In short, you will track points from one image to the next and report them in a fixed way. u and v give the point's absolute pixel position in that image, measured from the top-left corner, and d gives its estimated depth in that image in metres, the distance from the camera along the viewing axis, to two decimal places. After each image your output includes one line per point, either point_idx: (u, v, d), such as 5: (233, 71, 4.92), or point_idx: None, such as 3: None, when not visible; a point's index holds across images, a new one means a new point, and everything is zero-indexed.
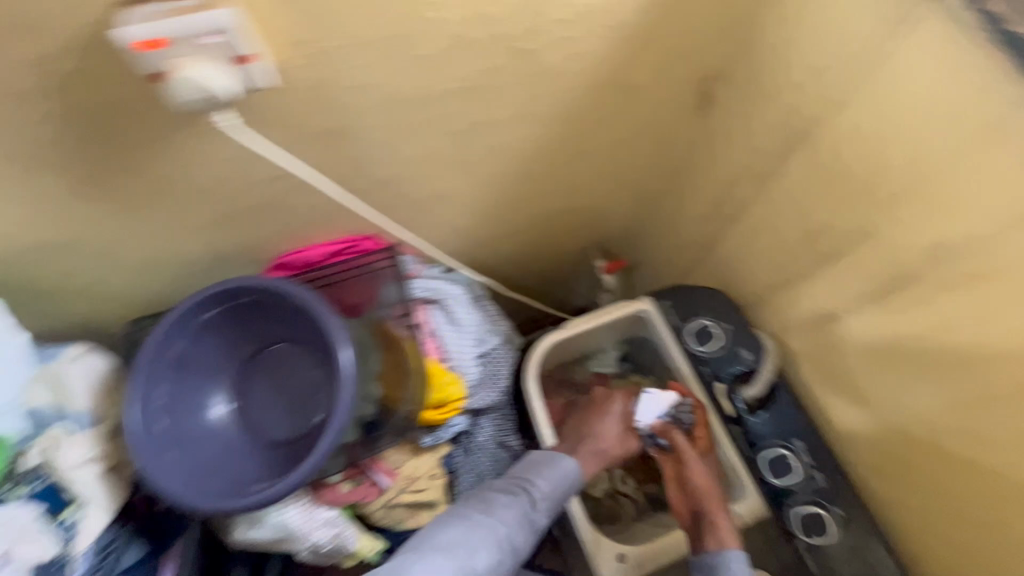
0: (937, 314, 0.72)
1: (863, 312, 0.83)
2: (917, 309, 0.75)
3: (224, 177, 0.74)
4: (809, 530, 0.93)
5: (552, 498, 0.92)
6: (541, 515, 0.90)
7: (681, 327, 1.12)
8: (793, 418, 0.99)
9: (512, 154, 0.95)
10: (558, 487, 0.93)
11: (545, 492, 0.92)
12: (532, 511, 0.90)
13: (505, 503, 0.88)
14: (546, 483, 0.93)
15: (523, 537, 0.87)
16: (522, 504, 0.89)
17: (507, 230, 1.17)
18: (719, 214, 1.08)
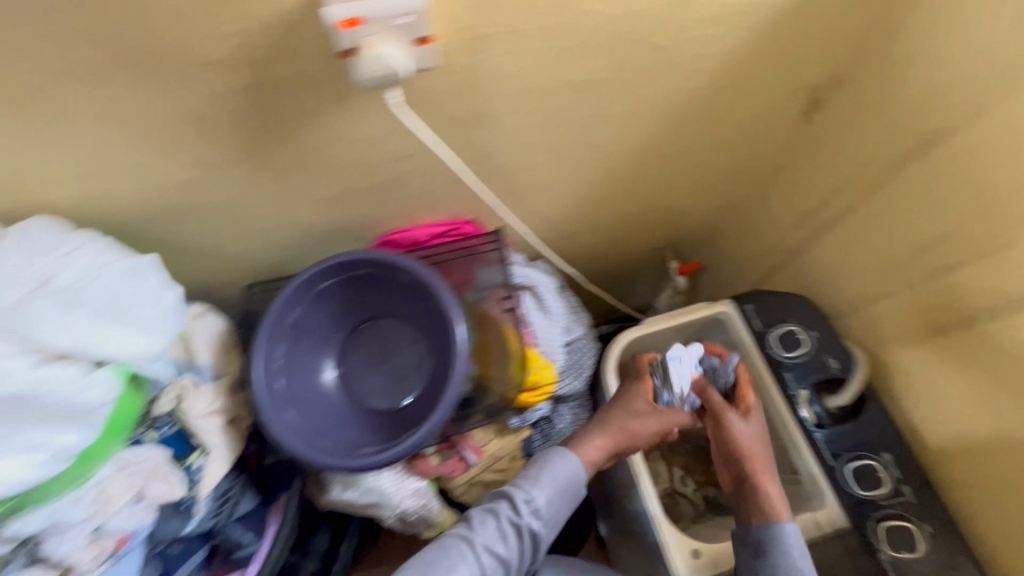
0: None
1: (975, 327, 0.82)
2: None
3: (361, 154, 0.78)
4: (896, 545, 0.91)
5: (542, 502, 0.85)
6: (533, 520, 0.84)
7: (765, 331, 1.11)
8: (880, 431, 0.99)
9: (618, 149, 0.97)
10: (549, 488, 0.86)
11: (532, 497, 0.85)
12: (518, 519, 0.83)
13: (482, 518, 0.83)
14: (536, 486, 0.85)
15: (513, 547, 0.82)
16: (502, 517, 0.83)
17: (593, 224, 1.19)
18: (813, 222, 1.08)
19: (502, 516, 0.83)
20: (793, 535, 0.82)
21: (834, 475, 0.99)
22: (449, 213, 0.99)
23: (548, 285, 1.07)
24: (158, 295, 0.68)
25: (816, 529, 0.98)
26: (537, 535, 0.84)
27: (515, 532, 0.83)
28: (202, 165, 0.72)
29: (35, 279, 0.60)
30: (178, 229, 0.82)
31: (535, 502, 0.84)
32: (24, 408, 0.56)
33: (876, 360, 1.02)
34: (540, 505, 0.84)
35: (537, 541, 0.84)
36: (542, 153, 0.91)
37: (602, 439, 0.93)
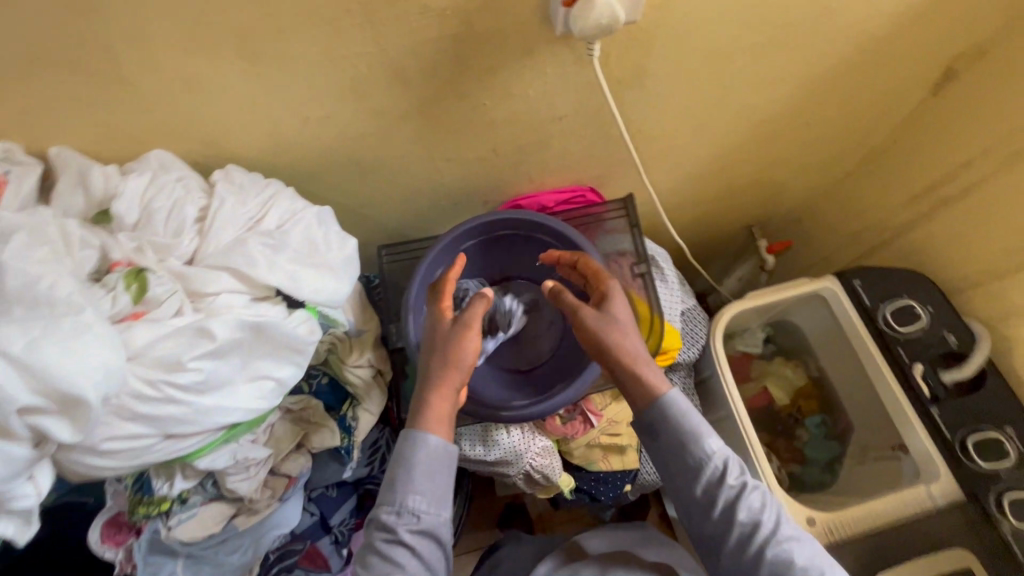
0: None
1: None
2: None
3: (522, 114, 0.80)
4: (1022, 518, 0.93)
5: (415, 495, 0.65)
6: (418, 522, 0.64)
7: (876, 308, 1.13)
8: (1004, 404, 0.99)
9: (748, 119, 0.98)
10: (416, 482, 0.65)
11: (401, 504, 0.64)
12: (405, 528, 0.64)
13: (365, 560, 0.64)
14: (401, 489, 0.65)
15: (417, 564, 0.63)
16: (382, 550, 0.63)
17: (696, 199, 1.20)
18: (929, 197, 1.08)
19: (378, 550, 0.63)
20: (678, 402, 0.68)
21: (950, 448, 1.01)
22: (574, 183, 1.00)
23: (664, 256, 1.08)
24: (342, 242, 0.70)
25: (931, 502, 1.00)
26: (434, 533, 0.65)
27: (406, 548, 0.63)
28: (382, 117, 0.74)
29: (249, 221, 0.65)
30: (337, 185, 0.85)
31: (404, 506, 0.64)
32: (264, 337, 0.58)
33: (998, 335, 1.01)
34: (408, 504, 0.64)
35: (442, 540, 0.65)
36: (679, 120, 0.92)
37: (436, 387, 0.70)
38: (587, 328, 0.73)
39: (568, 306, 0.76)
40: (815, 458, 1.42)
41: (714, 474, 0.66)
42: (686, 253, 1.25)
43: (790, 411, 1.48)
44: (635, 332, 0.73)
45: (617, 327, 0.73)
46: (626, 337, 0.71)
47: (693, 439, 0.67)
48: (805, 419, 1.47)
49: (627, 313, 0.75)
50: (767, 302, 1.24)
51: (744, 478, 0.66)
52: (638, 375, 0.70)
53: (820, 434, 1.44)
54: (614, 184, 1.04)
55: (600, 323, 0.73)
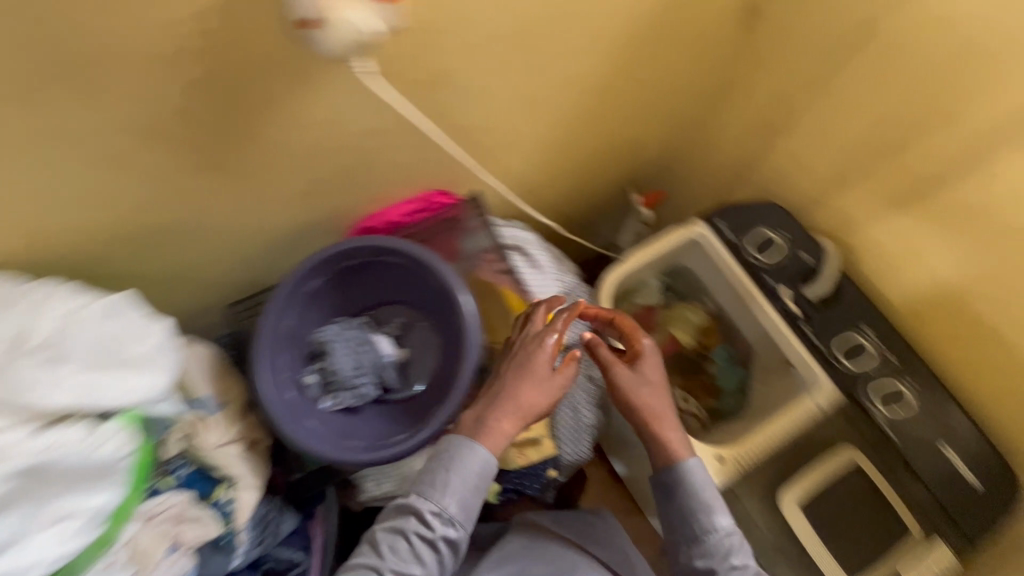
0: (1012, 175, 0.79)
1: (930, 193, 0.90)
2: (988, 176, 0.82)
3: (327, 139, 0.74)
4: (888, 404, 1.03)
5: (456, 504, 0.73)
6: (448, 529, 0.73)
7: (740, 243, 1.18)
8: (860, 307, 1.07)
9: (577, 90, 0.97)
10: (459, 491, 0.74)
11: (444, 507, 0.73)
12: (435, 534, 0.73)
13: (389, 543, 0.73)
14: (445, 493, 0.73)
15: (431, 561, 0.73)
16: (411, 535, 0.73)
17: (556, 174, 1.19)
18: (764, 129, 1.13)
19: (410, 538, 0.72)
20: (697, 472, 0.82)
21: (825, 357, 1.08)
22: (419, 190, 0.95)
23: (532, 241, 1.06)
24: (144, 334, 0.65)
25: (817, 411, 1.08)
26: (458, 544, 0.74)
27: (429, 547, 0.73)
28: (162, 176, 0.66)
29: (16, 340, 0.59)
30: (143, 257, 0.75)
31: (445, 511, 0.73)
32: (40, 478, 0.58)
33: (846, 245, 1.09)
34: (451, 513, 0.73)
35: (459, 549, 0.75)
36: (505, 108, 0.89)
37: (512, 414, 0.73)
38: (622, 387, 0.84)
39: (605, 361, 0.85)
40: (727, 388, 1.51)
41: (718, 549, 0.79)
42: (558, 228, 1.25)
43: (697, 350, 1.55)
44: (666, 394, 0.84)
45: (650, 391, 0.83)
46: (657, 401, 0.83)
47: (705, 514, 0.80)
48: (711, 354, 1.54)
49: (659, 374, 0.85)
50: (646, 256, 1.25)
51: (745, 562, 0.79)
52: (666, 437, 0.82)
53: (728, 363, 1.52)
54: (463, 182, 1.00)
55: (633, 383, 0.83)
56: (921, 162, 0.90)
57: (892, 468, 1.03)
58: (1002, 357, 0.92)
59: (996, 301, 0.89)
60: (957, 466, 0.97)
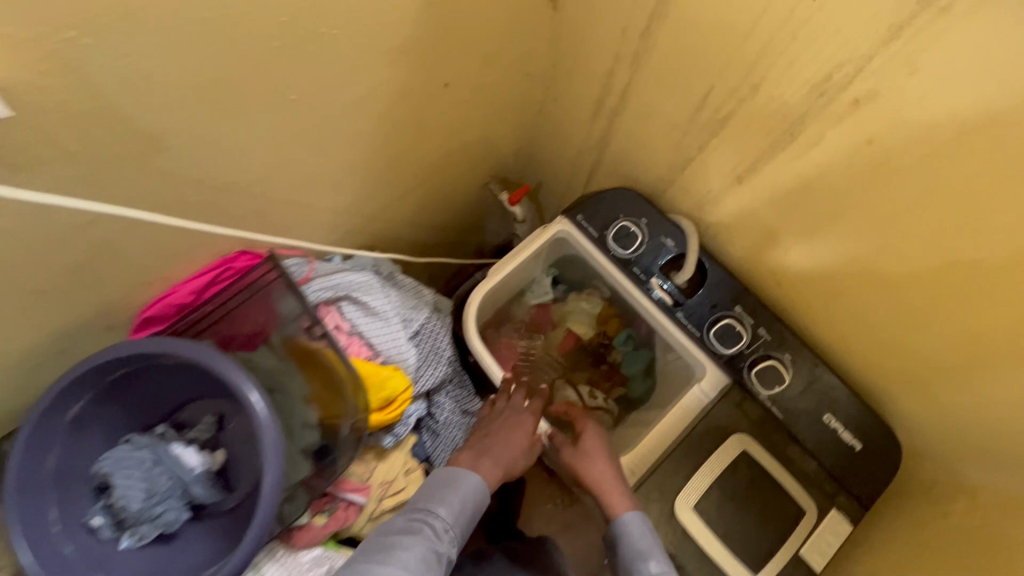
0: (829, 151, 0.72)
1: (760, 169, 0.83)
2: (809, 152, 0.75)
3: (14, 242, 0.58)
4: (768, 384, 0.99)
5: (455, 525, 0.84)
6: (449, 545, 0.82)
7: (604, 236, 1.09)
8: (728, 287, 1.02)
9: (368, 109, 0.82)
10: (459, 512, 0.85)
11: (448, 522, 0.83)
12: (440, 546, 0.80)
13: (405, 545, 0.77)
14: (450, 510, 0.85)
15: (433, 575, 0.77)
16: (425, 536, 0.80)
17: (391, 188, 1.07)
18: (602, 111, 1.03)
19: (422, 541, 0.79)
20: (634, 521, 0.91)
21: (703, 343, 1.04)
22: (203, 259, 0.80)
23: (373, 283, 0.96)
24: None
25: (705, 398, 1.05)
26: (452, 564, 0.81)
27: (434, 558, 0.78)
28: None
29: None
30: None
31: (453, 525, 0.83)
32: None
33: (705, 221, 1.02)
34: (452, 529, 0.83)
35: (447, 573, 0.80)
36: (269, 147, 0.73)
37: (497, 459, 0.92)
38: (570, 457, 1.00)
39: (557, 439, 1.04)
40: (634, 374, 1.43)
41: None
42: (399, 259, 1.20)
43: (598, 339, 1.48)
44: (606, 458, 1.00)
45: (594, 459, 1.00)
46: (602, 463, 1.00)
47: (639, 557, 0.88)
48: (613, 339, 1.46)
49: (598, 443, 1.03)
50: (514, 266, 1.17)
51: None
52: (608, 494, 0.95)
53: (630, 349, 1.44)
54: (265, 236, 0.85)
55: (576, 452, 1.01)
56: (745, 138, 0.81)
57: (781, 443, 1.01)
58: (865, 320, 0.89)
59: (848, 267, 0.85)
60: (840, 434, 0.97)
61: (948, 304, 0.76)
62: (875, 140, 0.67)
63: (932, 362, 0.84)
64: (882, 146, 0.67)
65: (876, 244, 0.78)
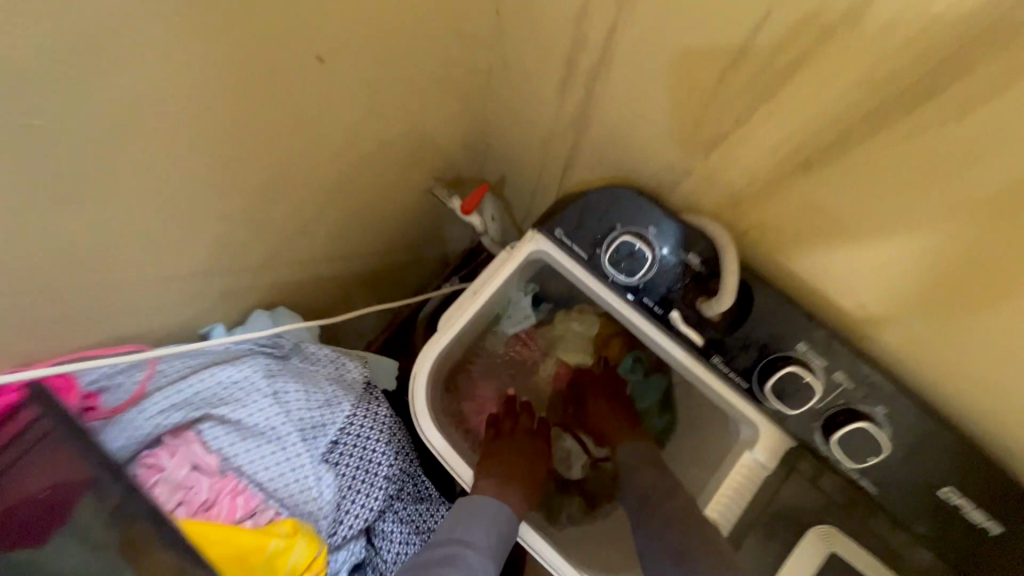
0: (990, 91, 0.42)
1: (844, 139, 0.52)
2: (937, 100, 0.45)
3: None
4: (858, 454, 0.68)
5: (490, 544, 0.74)
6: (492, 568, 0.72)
7: (598, 257, 0.77)
8: (786, 316, 0.69)
9: (174, 97, 0.48)
10: (489, 530, 0.75)
11: (483, 541, 0.73)
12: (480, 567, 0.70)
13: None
14: (480, 528, 0.74)
15: None
16: (467, 563, 0.69)
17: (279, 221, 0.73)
18: (577, 78, 0.70)
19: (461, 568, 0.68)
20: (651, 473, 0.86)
21: (754, 395, 0.73)
22: None
23: (256, 380, 0.66)
24: None
25: (763, 467, 0.76)
26: None
27: None
28: None
29: None
30: None
31: (485, 544, 0.73)
32: None
33: (740, 220, 0.69)
34: (488, 548, 0.73)
35: None
36: None
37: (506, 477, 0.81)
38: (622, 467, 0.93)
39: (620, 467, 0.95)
40: (647, 407, 1.06)
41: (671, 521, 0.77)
42: (320, 320, 0.88)
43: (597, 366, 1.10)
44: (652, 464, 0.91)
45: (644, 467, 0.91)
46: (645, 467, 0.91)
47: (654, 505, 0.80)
48: (618, 366, 1.08)
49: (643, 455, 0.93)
50: (480, 307, 0.84)
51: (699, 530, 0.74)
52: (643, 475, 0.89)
53: (639, 377, 1.07)
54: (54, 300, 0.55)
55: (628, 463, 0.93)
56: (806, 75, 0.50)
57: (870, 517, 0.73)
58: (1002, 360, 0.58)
59: (976, 293, 0.53)
60: (966, 513, 0.65)
61: None
62: None
63: None
64: None
65: None
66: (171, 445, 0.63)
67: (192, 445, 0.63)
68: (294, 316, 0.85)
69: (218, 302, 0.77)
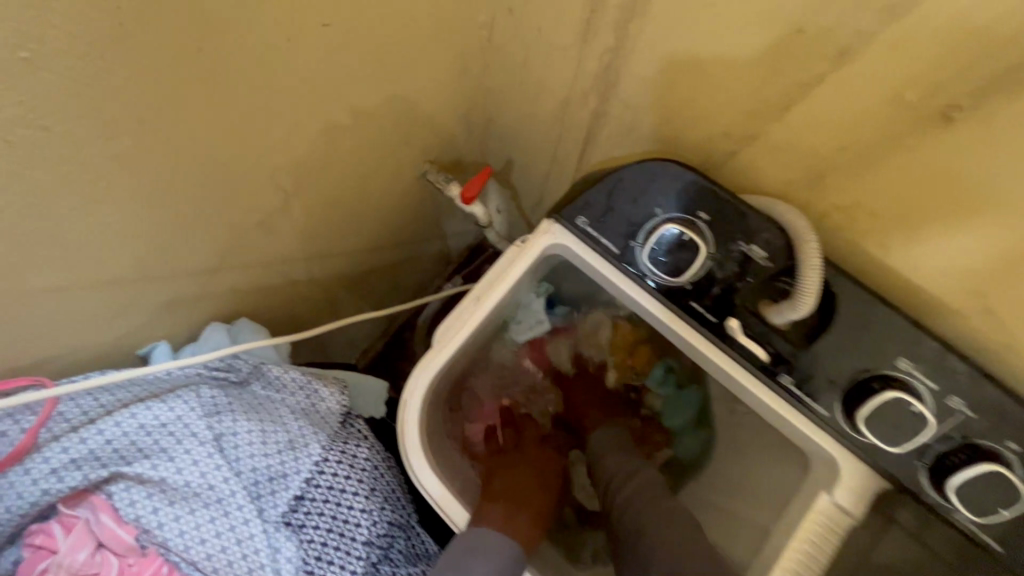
0: None
1: (1001, 85, 0.37)
2: None
3: None
4: (981, 505, 0.52)
5: None
6: None
7: (633, 250, 0.61)
8: (881, 325, 0.53)
9: (33, 33, 0.33)
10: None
11: None
12: None
13: None
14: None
15: None
16: None
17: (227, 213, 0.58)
18: (605, 21, 0.54)
19: None
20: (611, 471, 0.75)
21: (836, 426, 0.57)
22: None
23: (192, 422, 0.51)
24: None
25: (848, 516, 0.59)
26: None
27: None
28: None
29: None
30: None
31: None
32: None
33: (820, 201, 0.54)
34: None
35: None
36: None
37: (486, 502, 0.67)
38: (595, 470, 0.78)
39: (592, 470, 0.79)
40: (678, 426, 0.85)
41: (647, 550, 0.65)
42: (293, 335, 0.73)
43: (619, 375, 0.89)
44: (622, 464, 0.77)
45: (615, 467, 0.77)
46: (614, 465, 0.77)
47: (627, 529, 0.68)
48: (647, 377, 0.87)
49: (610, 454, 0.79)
50: (485, 315, 0.68)
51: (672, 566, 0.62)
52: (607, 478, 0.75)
53: (674, 389, 0.84)
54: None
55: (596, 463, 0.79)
56: None
57: None
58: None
59: None
60: None
61: None
62: None
63: None
64: None
65: None
66: (68, 518, 0.49)
67: (99, 514, 0.49)
68: (259, 329, 0.71)
69: (163, 315, 0.62)
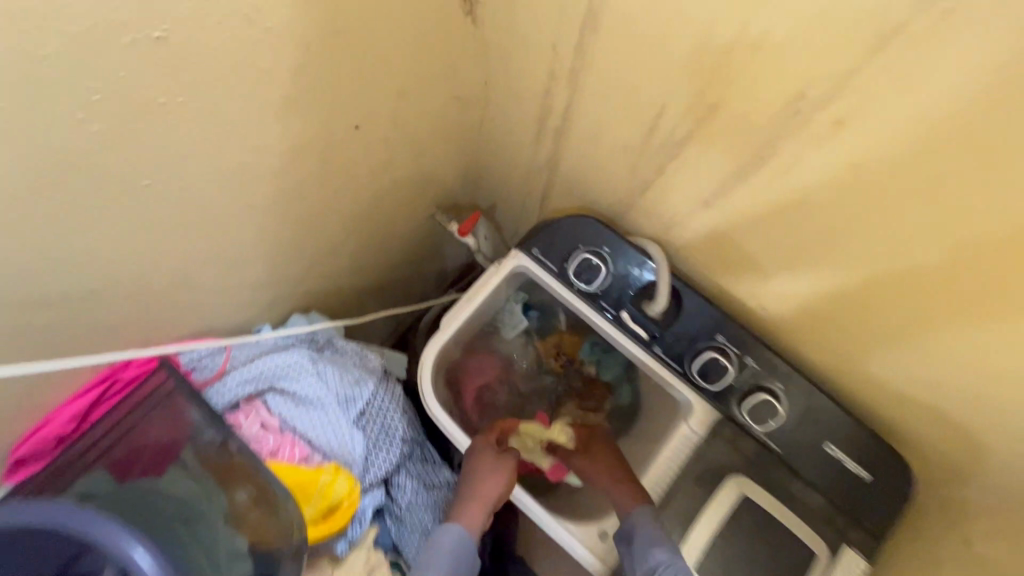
0: (797, 164, 0.65)
1: (728, 191, 0.75)
2: (776, 173, 0.68)
3: None
4: (762, 419, 0.89)
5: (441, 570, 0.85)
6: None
7: (566, 269, 0.98)
8: (707, 315, 0.91)
9: (262, 161, 0.70)
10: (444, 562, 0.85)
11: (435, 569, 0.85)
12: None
13: None
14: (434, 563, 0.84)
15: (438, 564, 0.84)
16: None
17: (316, 244, 0.94)
18: (547, 136, 0.93)
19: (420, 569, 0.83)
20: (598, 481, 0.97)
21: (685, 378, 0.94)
22: (95, 337, 0.72)
23: (303, 362, 0.89)
24: None
25: (694, 435, 0.96)
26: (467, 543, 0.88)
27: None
28: None
29: None
30: None
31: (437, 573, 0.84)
32: None
33: (673, 242, 0.91)
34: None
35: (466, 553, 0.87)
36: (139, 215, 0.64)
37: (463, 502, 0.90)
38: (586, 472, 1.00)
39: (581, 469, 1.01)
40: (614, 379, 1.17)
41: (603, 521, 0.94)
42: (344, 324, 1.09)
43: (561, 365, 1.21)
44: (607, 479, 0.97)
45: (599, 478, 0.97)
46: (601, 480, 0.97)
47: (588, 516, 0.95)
48: (579, 350, 1.19)
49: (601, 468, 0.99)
50: (472, 310, 1.03)
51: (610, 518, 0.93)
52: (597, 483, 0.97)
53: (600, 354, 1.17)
54: (163, 298, 0.76)
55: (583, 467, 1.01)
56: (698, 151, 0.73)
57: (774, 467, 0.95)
58: (867, 339, 0.79)
59: (823, 289, 0.77)
60: (844, 464, 0.87)
61: (941, 320, 0.69)
62: (851, 146, 0.60)
63: (932, 386, 0.76)
64: (862, 148, 0.59)
65: (860, 268, 0.71)
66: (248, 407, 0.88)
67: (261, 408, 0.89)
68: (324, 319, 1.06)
69: (268, 307, 0.98)
